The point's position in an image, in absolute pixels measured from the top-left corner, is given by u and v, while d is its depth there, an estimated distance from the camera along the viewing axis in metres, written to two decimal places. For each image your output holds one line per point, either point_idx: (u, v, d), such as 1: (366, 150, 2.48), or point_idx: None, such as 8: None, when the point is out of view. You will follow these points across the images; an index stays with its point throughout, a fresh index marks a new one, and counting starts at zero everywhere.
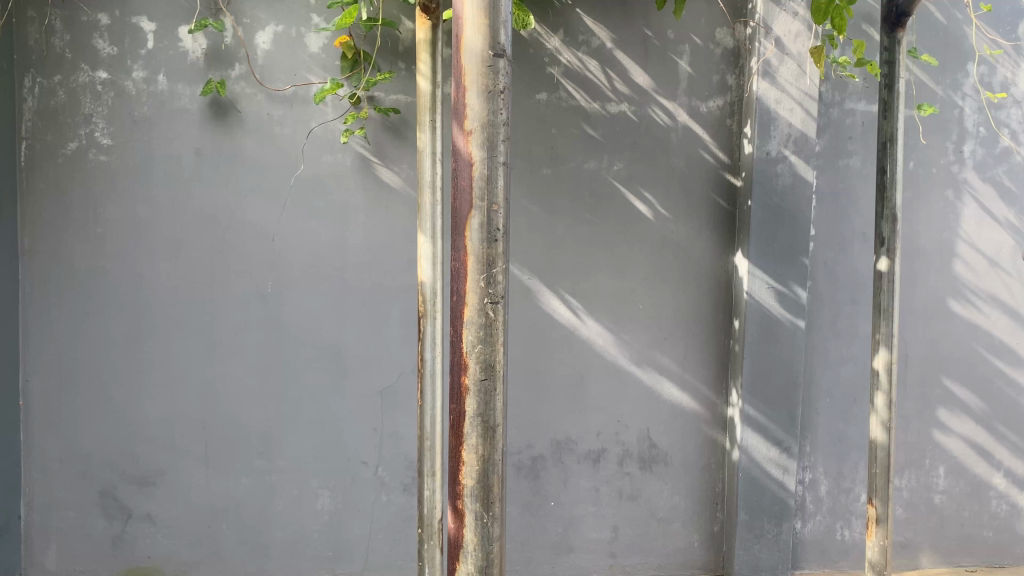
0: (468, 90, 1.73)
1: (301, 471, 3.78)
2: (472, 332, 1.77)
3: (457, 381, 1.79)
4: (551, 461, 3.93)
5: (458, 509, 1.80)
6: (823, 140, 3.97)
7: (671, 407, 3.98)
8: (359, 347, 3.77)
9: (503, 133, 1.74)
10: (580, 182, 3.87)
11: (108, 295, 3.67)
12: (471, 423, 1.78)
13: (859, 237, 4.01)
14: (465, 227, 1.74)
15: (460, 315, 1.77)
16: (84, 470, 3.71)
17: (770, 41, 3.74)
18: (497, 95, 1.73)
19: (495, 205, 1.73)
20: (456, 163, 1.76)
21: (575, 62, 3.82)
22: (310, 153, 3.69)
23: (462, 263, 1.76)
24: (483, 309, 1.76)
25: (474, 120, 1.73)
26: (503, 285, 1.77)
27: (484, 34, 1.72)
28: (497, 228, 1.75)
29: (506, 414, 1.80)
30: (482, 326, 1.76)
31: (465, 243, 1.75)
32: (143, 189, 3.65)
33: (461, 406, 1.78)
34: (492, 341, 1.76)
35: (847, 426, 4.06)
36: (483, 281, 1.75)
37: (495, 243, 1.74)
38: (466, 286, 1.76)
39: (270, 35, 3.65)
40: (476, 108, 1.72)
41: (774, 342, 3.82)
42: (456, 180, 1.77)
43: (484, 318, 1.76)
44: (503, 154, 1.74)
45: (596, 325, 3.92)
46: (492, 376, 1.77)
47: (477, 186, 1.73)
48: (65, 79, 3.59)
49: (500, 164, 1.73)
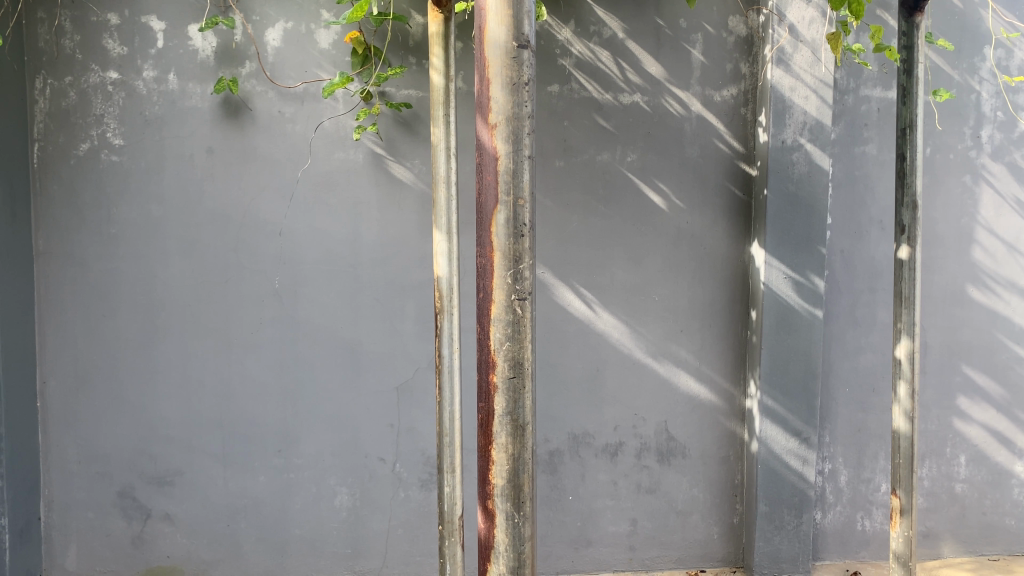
0: (492, 83, 1.70)
1: (319, 468, 3.77)
2: (499, 328, 1.75)
3: (485, 380, 1.77)
4: (568, 455, 3.91)
5: (488, 509, 1.78)
6: (839, 128, 3.93)
7: (689, 399, 3.95)
8: (374, 343, 3.76)
9: (528, 125, 1.71)
10: (594, 174, 3.84)
11: (123, 295, 3.67)
12: (501, 422, 1.76)
13: (876, 225, 3.97)
14: (491, 223, 1.72)
15: (487, 313, 1.75)
16: (103, 471, 3.71)
17: (784, 28, 3.70)
18: (522, 87, 1.70)
19: (521, 200, 1.71)
20: (481, 158, 1.74)
21: (586, 53, 3.79)
22: (322, 149, 3.67)
23: (489, 259, 1.74)
24: (511, 305, 1.74)
25: (498, 113, 1.70)
26: (531, 281, 1.75)
27: (507, 25, 1.69)
28: (523, 223, 1.72)
29: (535, 413, 1.78)
30: (510, 323, 1.74)
31: (490, 240, 1.73)
32: (156, 189, 3.65)
33: (490, 404, 1.76)
34: (520, 338, 1.75)
35: (866, 416, 4.03)
36: (510, 278, 1.73)
37: (521, 239, 1.72)
38: (493, 282, 1.74)
39: (280, 32, 3.63)
40: (500, 100, 1.70)
41: (792, 332, 3.78)
42: (481, 174, 1.75)
43: (511, 315, 1.74)
44: (527, 148, 1.71)
45: (612, 318, 3.89)
46: (521, 374, 1.75)
47: (503, 181, 1.71)
48: (76, 80, 3.58)
49: (526, 158, 1.71)
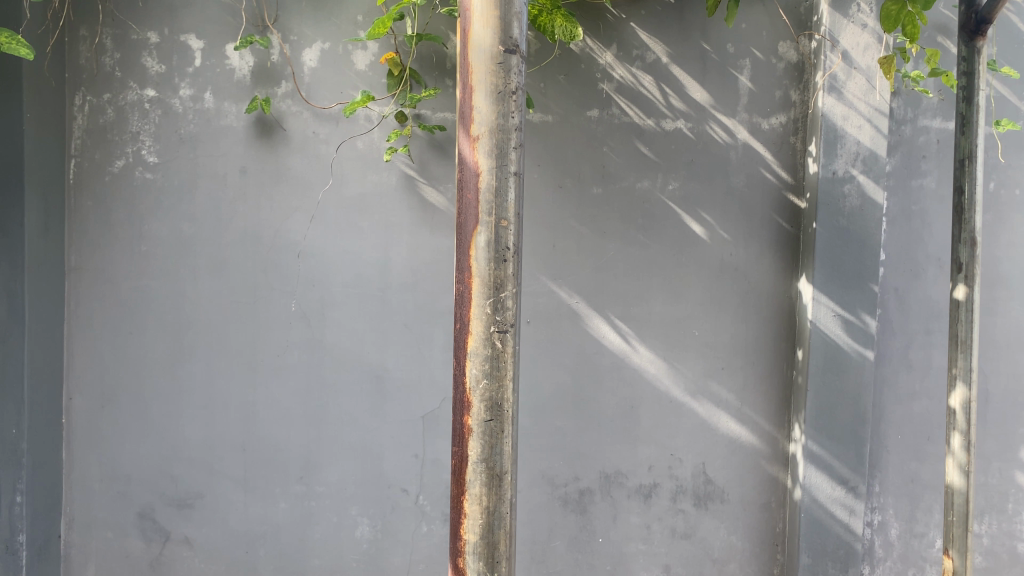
0: (477, 91, 1.82)
1: (341, 497, 3.67)
2: (475, 363, 1.85)
3: (460, 424, 1.87)
4: (599, 495, 3.75)
5: (459, 566, 1.87)
6: (894, 160, 3.75)
7: (729, 440, 3.75)
8: (401, 371, 3.64)
9: (513, 138, 1.83)
10: (633, 203, 3.71)
11: (151, 313, 3.64)
12: (475, 469, 1.85)
13: (934, 262, 3.74)
14: (471, 246, 1.84)
15: (465, 346, 1.86)
16: (124, 490, 3.67)
17: (837, 54, 3.54)
18: (508, 95, 1.82)
19: (503, 221, 1.83)
20: (463, 171, 1.85)
21: (628, 77, 3.68)
22: (356, 171, 3.61)
23: (467, 285, 1.85)
24: (489, 335, 1.84)
25: (480, 124, 1.82)
26: (513, 312, 1.86)
27: (495, 28, 1.81)
28: (506, 244, 1.84)
29: (513, 460, 1.88)
30: (488, 359, 1.85)
31: (471, 265, 1.84)
32: (188, 207, 3.62)
33: (464, 449, 1.86)
34: (499, 374, 1.85)
35: (920, 466, 3.78)
36: (490, 307, 1.84)
37: (501, 265, 1.84)
38: (470, 311, 1.85)
39: (317, 52, 3.60)
40: (483, 112, 1.82)
41: (840, 374, 3.57)
42: (461, 191, 1.86)
43: (490, 349, 1.85)
44: (512, 164, 1.83)
45: (648, 353, 3.73)
46: (499, 416, 1.85)
47: (485, 200, 1.82)
48: (114, 97, 3.59)
49: (509, 174, 1.83)
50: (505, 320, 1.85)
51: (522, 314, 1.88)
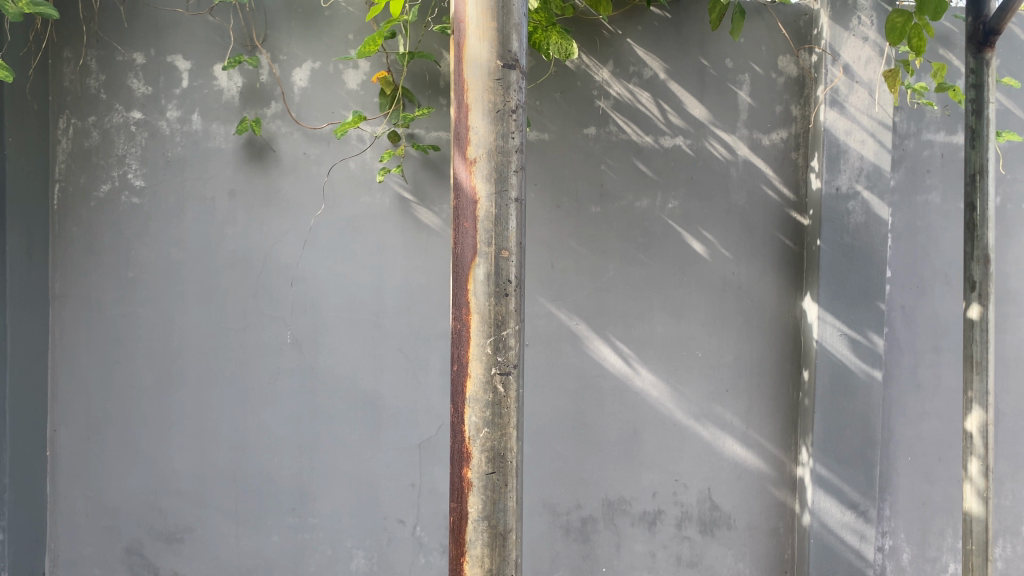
0: (474, 111, 1.75)
1: (335, 529, 3.55)
2: (474, 410, 1.78)
3: (459, 476, 1.80)
4: (602, 523, 3.64)
5: None
6: (899, 174, 3.67)
7: (734, 464, 3.65)
8: (397, 398, 3.53)
9: (512, 161, 1.77)
10: (632, 221, 3.62)
11: (138, 341, 3.54)
12: (477, 524, 1.78)
13: (941, 279, 3.66)
14: (469, 279, 1.77)
15: (464, 391, 1.79)
16: (111, 525, 3.55)
17: (838, 68, 3.47)
18: (507, 116, 1.76)
19: (504, 251, 1.77)
20: (458, 197, 1.78)
21: (625, 94, 3.60)
22: (348, 193, 3.53)
23: (465, 323, 1.78)
24: (490, 377, 1.77)
25: (477, 146, 1.76)
26: (515, 352, 1.79)
27: (493, 45, 1.75)
28: (506, 278, 1.77)
29: (517, 515, 1.80)
30: (490, 404, 1.78)
31: (468, 300, 1.77)
32: (176, 231, 3.53)
33: (464, 502, 1.79)
34: (501, 421, 1.78)
35: (931, 488, 3.68)
36: (490, 346, 1.77)
37: (503, 301, 1.77)
38: (469, 352, 1.78)
39: (307, 71, 3.52)
40: (480, 134, 1.75)
41: (848, 395, 3.47)
42: (458, 220, 1.79)
43: (491, 394, 1.78)
44: (513, 190, 1.77)
45: (650, 375, 3.63)
46: (501, 469, 1.78)
47: (485, 230, 1.76)
48: (99, 120, 3.51)
49: (510, 202, 1.76)
50: (507, 361, 1.79)
51: (525, 354, 1.81)
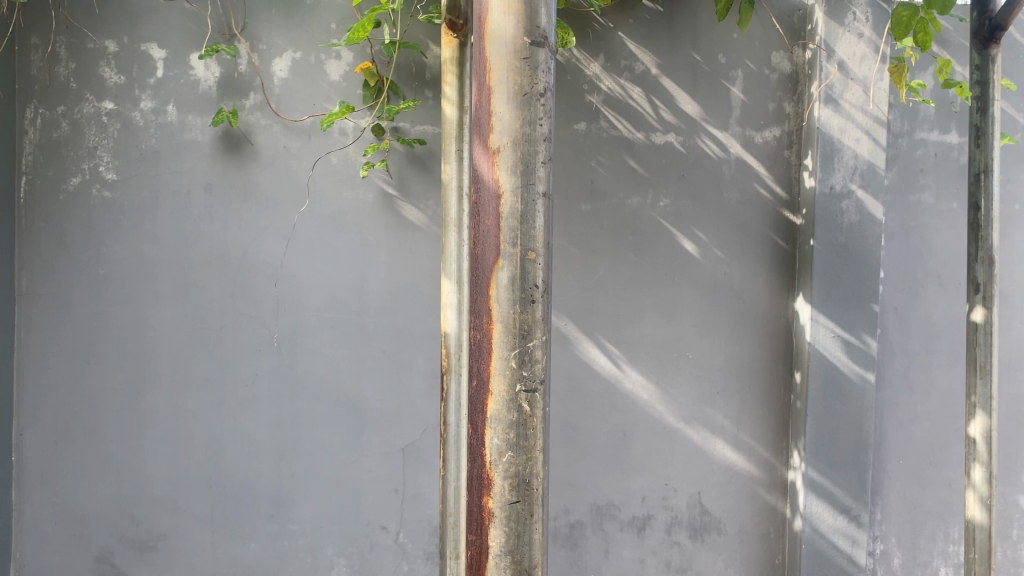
0: (497, 94, 1.53)
1: (316, 536, 3.42)
2: (496, 432, 1.57)
3: (478, 506, 1.59)
4: (590, 529, 3.55)
5: None
6: (892, 174, 3.61)
7: (725, 468, 3.57)
8: (379, 400, 3.42)
9: (541, 151, 1.54)
10: (622, 219, 3.53)
11: (110, 341, 3.39)
12: (499, 561, 1.57)
13: (933, 280, 3.61)
14: (491, 284, 1.54)
15: (484, 410, 1.58)
16: (80, 533, 3.40)
17: (833, 65, 3.40)
18: (536, 98, 1.53)
19: (532, 253, 1.54)
20: (479, 192, 1.56)
21: (616, 89, 3.51)
22: (329, 188, 3.40)
23: (487, 333, 1.56)
24: (515, 393, 1.56)
25: (501, 133, 1.53)
26: (542, 366, 1.58)
27: (519, 17, 1.53)
28: (533, 282, 1.55)
29: (544, 550, 1.59)
30: (514, 425, 1.56)
31: (490, 308, 1.55)
32: (149, 227, 3.38)
33: (484, 537, 1.58)
34: (527, 444, 1.57)
35: (922, 491, 3.63)
36: (516, 359, 1.55)
37: (529, 308, 1.55)
38: (491, 366, 1.56)
39: (287, 62, 3.39)
40: (504, 119, 1.53)
41: (841, 398, 3.41)
42: (478, 217, 1.57)
43: (516, 413, 1.57)
44: (541, 184, 1.54)
45: (640, 377, 3.55)
46: (526, 497, 1.57)
47: (509, 228, 1.53)
48: (69, 110, 3.35)
49: (538, 196, 1.54)
50: (533, 378, 1.57)
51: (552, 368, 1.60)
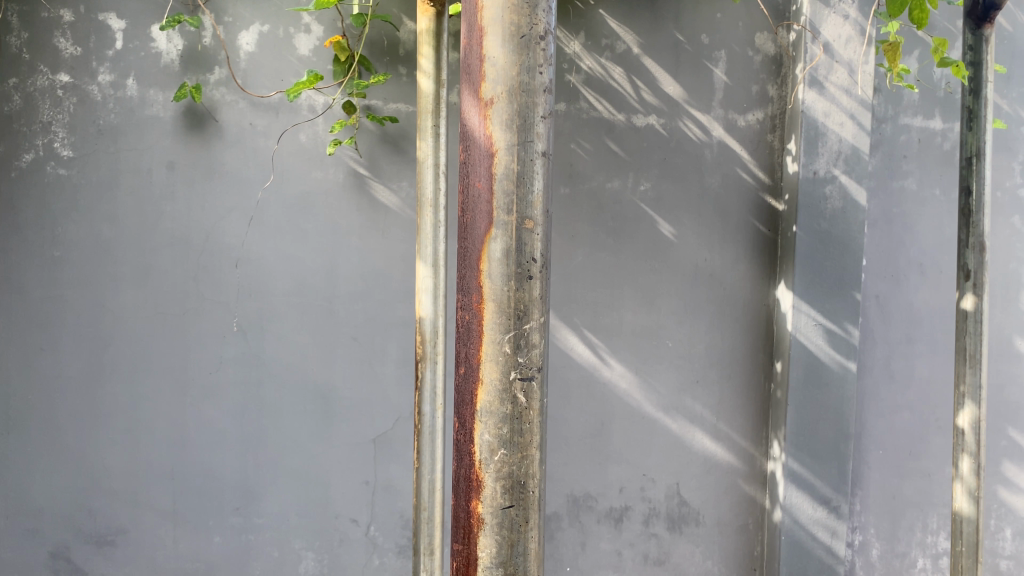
0: (491, 38, 1.41)
1: (283, 530, 3.30)
2: (486, 427, 1.45)
3: (466, 511, 1.47)
4: (566, 520, 3.46)
5: None
6: (876, 159, 3.54)
7: (704, 458, 3.50)
8: (349, 389, 3.30)
9: (539, 104, 1.43)
10: (602, 204, 3.43)
11: (64, 326, 3.23)
12: (489, 571, 1.45)
13: (915, 269, 3.56)
14: (482, 257, 1.43)
15: (473, 402, 1.46)
16: (33, 528, 3.24)
17: (818, 47, 3.31)
18: (535, 43, 1.42)
19: (529, 222, 1.42)
20: (470, 150, 1.44)
21: (597, 69, 3.41)
22: (298, 168, 3.26)
23: (478, 313, 1.44)
24: (509, 381, 1.44)
25: (494, 84, 1.41)
26: (539, 351, 1.45)
27: None
28: (530, 254, 1.43)
29: (538, 559, 1.47)
30: (508, 419, 1.44)
31: (481, 286, 1.43)
32: (107, 206, 3.22)
33: (472, 545, 1.45)
34: (523, 441, 1.44)
35: (901, 482, 3.58)
36: (510, 343, 1.43)
37: (525, 285, 1.43)
38: (481, 352, 1.44)
39: (255, 35, 3.24)
40: (497, 68, 1.41)
41: (822, 387, 3.34)
42: (467, 180, 1.45)
43: (510, 405, 1.44)
44: (540, 142, 1.42)
45: (618, 365, 3.46)
46: (521, 502, 1.45)
47: (503, 192, 1.41)
48: (21, 82, 3.18)
49: (537, 156, 1.42)
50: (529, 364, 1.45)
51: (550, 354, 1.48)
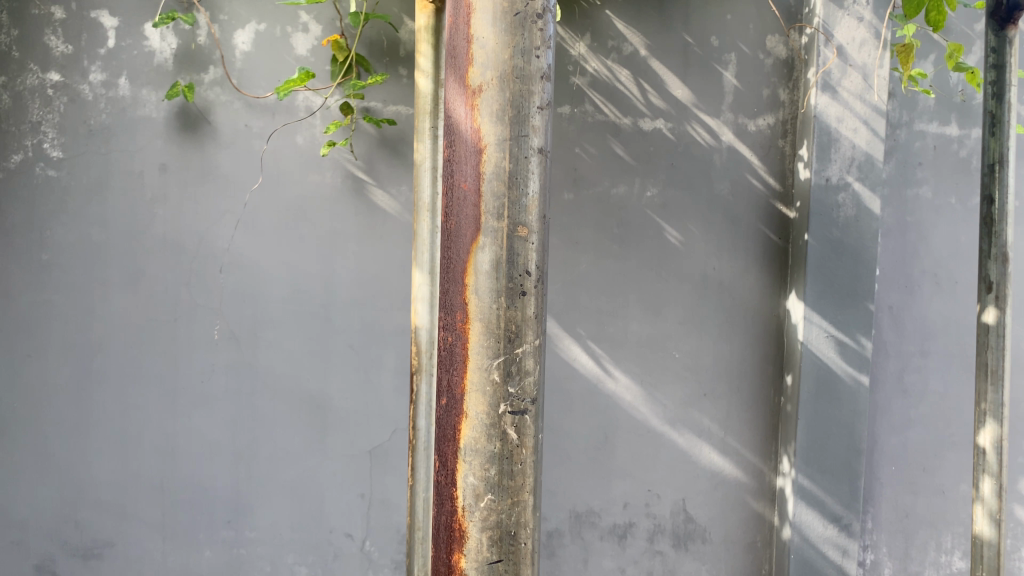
0: (481, 19, 1.31)
1: (275, 544, 3.19)
2: (470, 469, 1.36)
3: (448, 557, 1.38)
4: (568, 537, 3.35)
5: None
6: (890, 165, 3.44)
7: (711, 473, 3.39)
8: (345, 399, 3.19)
9: (535, 95, 1.33)
10: (607, 210, 3.33)
11: (53, 332, 3.14)
12: None
13: (930, 279, 3.45)
14: (469, 272, 1.34)
15: (457, 438, 1.37)
16: (18, 540, 3.15)
17: (832, 49, 3.21)
18: (532, 28, 1.32)
19: (522, 231, 1.33)
20: (455, 145, 1.34)
21: (603, 71, 3.31)
22: (294, 171, 3.17)
23: (462, 336, 1.35)
24: (500, 415, 1.35)
25: (483, 71, 1.32)
26: (532, 379, 1.37)
27: None
28: (525, 267, 1.33)
29: None
30: (497, 457, 1.35)
31: (467, 307, 1.34)
32: (98, 209, 3.13)
33: None
34: (513, 485, 1.36)
35: (915, 499, 3.47)
36: (500, 372, 1.34)
37: (516, 306, 1.34)
38: (466, 381, 1.35)
39: (251, 34, 3.15)
40: (488, 50, 1.31)
41: (833, 401, 3.23)
42: (451, 181, 1.35)
43: (498, 441, 1.35)
44: (536, 138, 1.33)
45: (623, 377, 3.35)
46: (511, 549, 1.36)
47: (493, 196, 1.32)
48: (11, 81, 3.09)
49: (532, 153, 1.32)
50: (521, 394, 1.36)
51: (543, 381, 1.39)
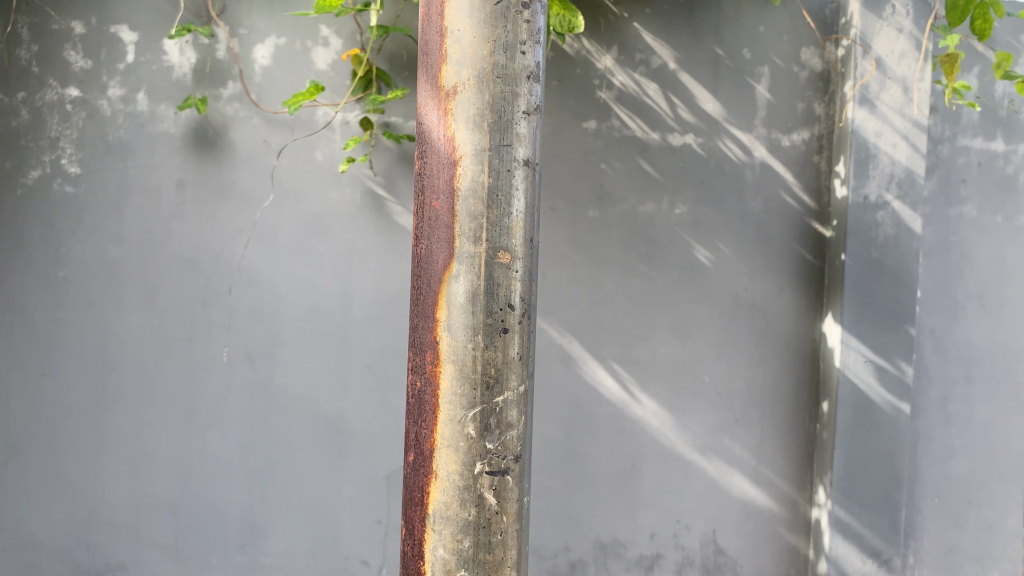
0: (457, 38, 1.44)
1: (290, 570, 3.10)
2: (441, 539, 1.46)
3: None
4: (593, 567, 3.22)
5: None
6: (932, 183, 3.29)
7: (743, 503, 3.24)
8: (362, 422, 3.10)
9: (517, 115, 1.45)
10: (634, 228, 3.22)
11: (68, 350, 3.09)
12: None
13: (974, 302, 3.28)
14: (439, 309, 1.46)
15: (428, 486, 1.48)
16: (31, 562, 3.09)
17: (870, 61, 3.08)
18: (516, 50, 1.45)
19: (501, 261, 1.44)
20: (432, 162, 1.47)
21: (630, 85, 3.21)
22: (313, 187, 3.10)
23: (434, 380, 1.47)
24: (474, 475, 1.46)
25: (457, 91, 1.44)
26: (513, 431, 1.49)
27: None
28: (503, 302, 1.45)
29: None
30: (470, 505, 1.46)
31: (438, 351, 1.46)
32: (115, 226, 3.09)
33: None
34: (489, 558, 1.46)
35: (959, 533, 3.28)
36: (478, 422, 1.45)
37: (491, 350, 1.45)
38: (438, 435, 1.46)
39: (270, 48, 3.10)
40: (463, 47, 1.44)
41: (872, 429, 3.07)
42: (426, 198, 1.48)
43: (471, 488, 1.46)
44: (518, 158, 1.45)
45: (650, 402, 3.23)
46: None
47: (466, 220, 1.44)
48: (30, 97, 3.07)
49: (513, 173, 1.45)
50: (504, 446, 1.48)
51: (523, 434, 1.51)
